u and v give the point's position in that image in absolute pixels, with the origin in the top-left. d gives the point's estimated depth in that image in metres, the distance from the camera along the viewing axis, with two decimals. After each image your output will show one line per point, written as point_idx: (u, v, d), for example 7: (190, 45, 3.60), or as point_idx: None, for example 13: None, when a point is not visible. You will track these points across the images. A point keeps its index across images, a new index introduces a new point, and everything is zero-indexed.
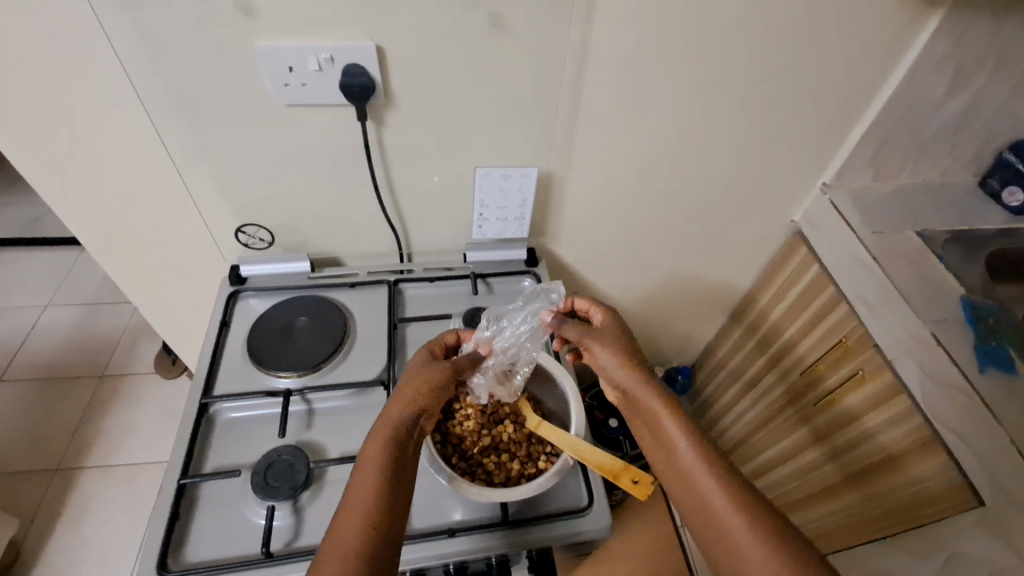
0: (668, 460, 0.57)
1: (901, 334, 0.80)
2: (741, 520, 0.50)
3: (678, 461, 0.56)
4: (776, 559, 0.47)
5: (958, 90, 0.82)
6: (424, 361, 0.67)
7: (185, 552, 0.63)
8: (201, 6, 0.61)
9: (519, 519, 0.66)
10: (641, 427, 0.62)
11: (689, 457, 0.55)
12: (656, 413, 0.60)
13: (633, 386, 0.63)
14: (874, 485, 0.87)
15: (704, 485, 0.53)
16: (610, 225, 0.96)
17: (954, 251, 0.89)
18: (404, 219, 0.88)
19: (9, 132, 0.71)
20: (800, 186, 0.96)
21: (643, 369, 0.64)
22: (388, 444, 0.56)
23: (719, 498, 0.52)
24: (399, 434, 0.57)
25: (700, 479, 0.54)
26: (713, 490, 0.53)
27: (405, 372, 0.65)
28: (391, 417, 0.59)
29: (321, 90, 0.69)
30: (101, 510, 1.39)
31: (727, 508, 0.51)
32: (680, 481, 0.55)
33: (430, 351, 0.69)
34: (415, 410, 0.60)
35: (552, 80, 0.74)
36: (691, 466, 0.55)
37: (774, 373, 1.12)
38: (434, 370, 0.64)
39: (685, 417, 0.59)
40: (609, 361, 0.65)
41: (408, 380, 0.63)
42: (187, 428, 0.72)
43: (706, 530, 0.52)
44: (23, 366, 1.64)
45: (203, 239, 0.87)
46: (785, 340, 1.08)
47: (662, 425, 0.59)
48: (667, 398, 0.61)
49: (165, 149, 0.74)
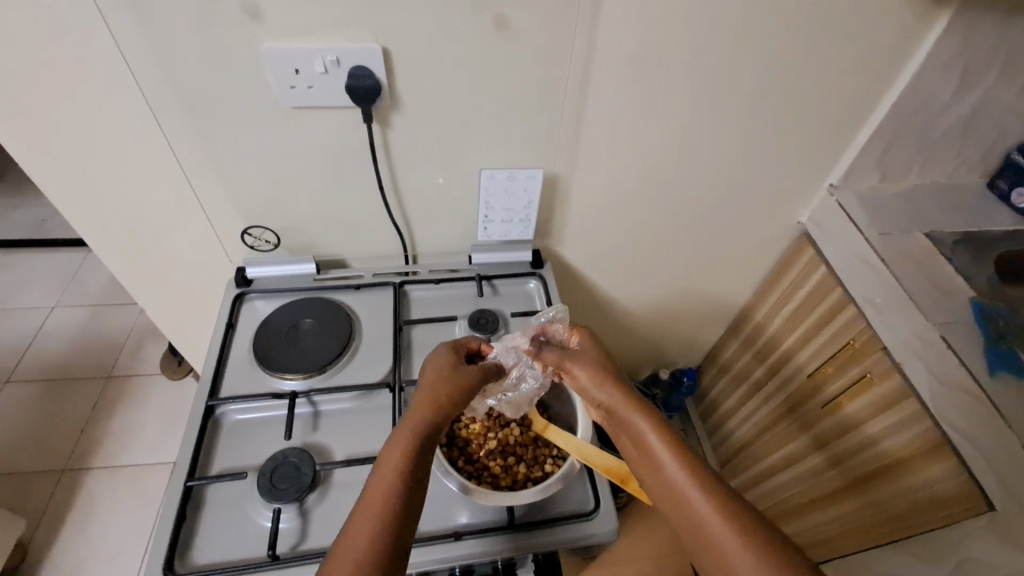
0: (656, 474, 0.56)
1: (910, 336, 0.79)
2: (729, 528, 0.49)
3: (664, 475, 0.55)
4: (768, 565, 0.46)
5: (967, 90, 0.82)
6: (449, 363, 0.67)
7: (191, 555, 0.63)
8: (207, 8, 0.61)
9: (525, 522, 0.66)
10: (628, 447, 0.61)
11: (676, 472, 0.55)
12: (640, 429, 0.59)
13: (616, 405, 0.62)
14: (881, 491, 0.86)
15: (692, 498, 0.52)
16: (615, 227, 0.96)
17: (962, 253, 0.89)
18: (410, 221, 0.88)
19: (17, 132, 0.71)
20: (808, 186, 0.95)
21: (625, 387, 0.64)
22: (406, 447, 0.55)
23: (708, 512, 0.51)
24: (420, 437, 0.57)
25: (689, 494, 0.53)
26: (701, 504, 0.52)
27: (428, 376, 0.65)
28: (412, 420, 0.58)
29: (327, 92, 0.69)
30: (108, 510, 1.39)
31: (717, 521, 0.50)
32: (668, 496, 0.55)
33: (453, 351, 0.69)
34: (438, 414, 0.60)
35: (558, 80, 0.73)
36: (678, 479, 0.54)
37: (776, 380, 1.13)
38: (456, 378, 0.64)
39: (669, 431, 0.58)
40: (591, 382, 0.65)
41: (432, 385, 0.63)
42: (194, 430, 0.72)
43: (696, 542, 0.51)
44: (30, 367, 1.65)
45: (209, 240, 0.87)
46: (788, 346, 1.09)
47: (647, 442, 0.58)
48: (650, 412, 0.60)
49: (171, 149, 0.74)
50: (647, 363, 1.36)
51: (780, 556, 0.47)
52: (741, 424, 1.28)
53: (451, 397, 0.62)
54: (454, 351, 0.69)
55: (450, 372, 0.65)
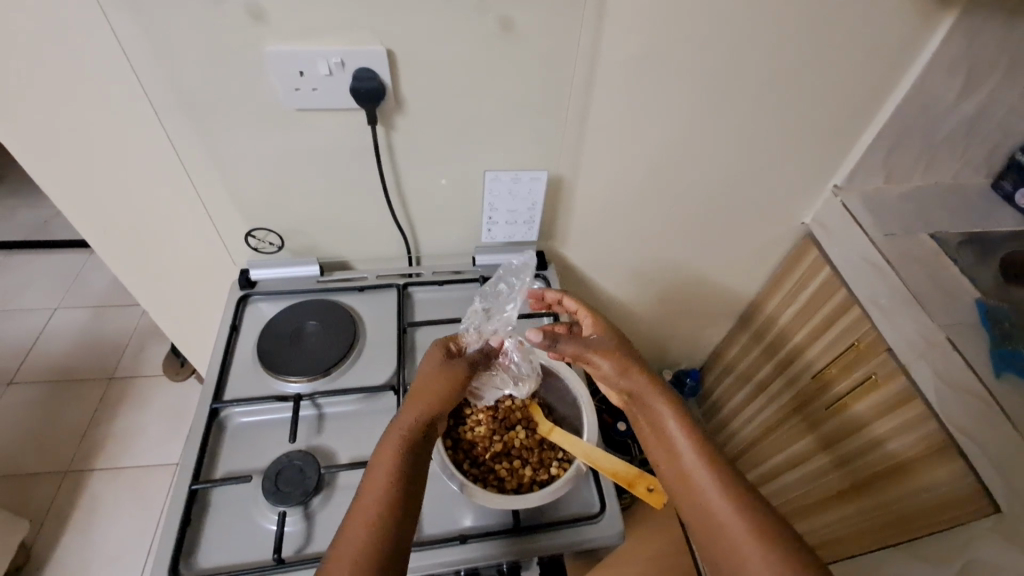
0: (670, 459, 0.57)
1: (915, 337, 0.79)
2: (742, 522, 0.50)
3: (680, 462, 0.55)
4: (776, 560, 0.47)
5: (972, 90, 0.81)
6: (440, 357, 0.67)
7: (197, 558, 0.63)
8: (210, 11, 0.61)
9: (530, 525, 0.65)
10: (641, 430, 0.62)
11: (690, 458, 0.55)
12: (660, 414, 0.60)
13: (635, 387, 0.63)
14: (886, 492, 0.86)
15: (705, 485, 0.53)
16: (618, 229, 0.96)
17: (968, 254, 0.88)
18: (413, 223, 0.88)
19: (22, 134, 0.71)
20: (811, 188, 0.95)
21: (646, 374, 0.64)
22: (404, 440, 0.56)
23: (720, 501, 0.51)
24: (417, 432, 0.58)
25: (701, 482, 0.53)
26: (713, 494, 0.52)
27: (423, 373, 0.65)
28: (405, 417, 0.59)
29: (331, 94, 0.69)
30: (112, 511, 1.39)
31: (729, 511, 0.51)
32: (679, 482, 0.55)
33: (444, 348, 0.69)
34: (432, 414, 0.60)
35: (563, 82, 0.73)
36: (692, 465, 0.55)
37: (781, 380, 1.13)
38: (449, 372, 0.65)
39: (688, 419, 0.59)
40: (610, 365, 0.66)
41: (427, 382, 0.63)
42: (197, 433, 0.72)
43: (705, 530, 0.51)
44: (32, 369, 1.65)
45: (213, 242, 0.87)
46: (792, 347, 1.09)
47: (665, 426, 0.59)
48: (671, 399, 0.61)
49: (175, 150, 0.74)
50: (650, 364, 1.36)
51: (790, 550, 0.47)
52: (744, 425, 1.28)
53: (442, 396, 0.62)
54: (441, 345, 0.69)
55: (442, 369, 0.65)
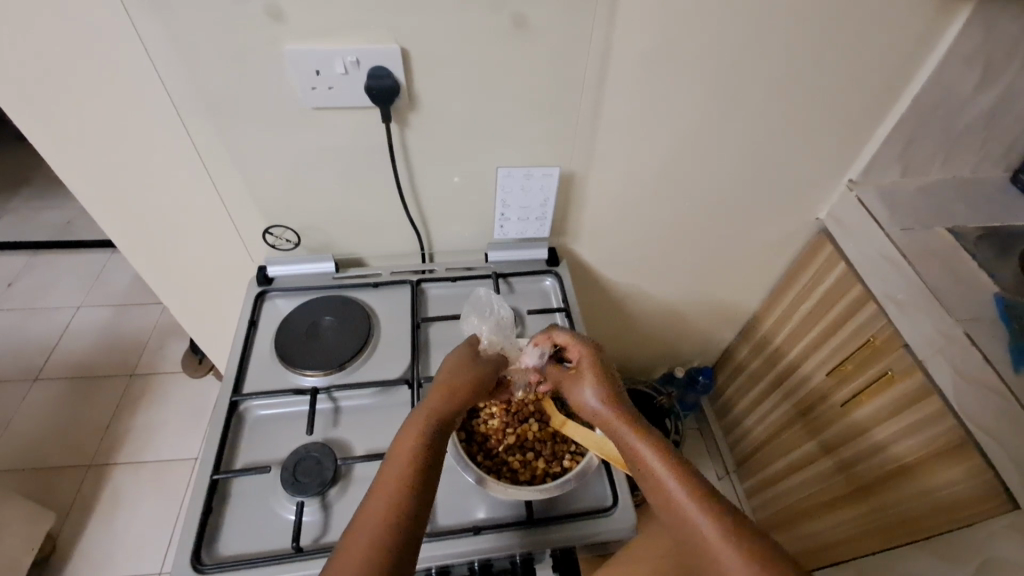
0: (656, 491, 0.55)
1: (933, 333, 0.78)
2: (727, 542, 0.48)
3: (664, 492, 0.54)
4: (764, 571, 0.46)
5: (992, 81, 0.80)
6: (466, 358, 0.69)
7: (218, 546, 0.65)
8: (229, 12, 0.62)
9: (543, 518, 0.66)
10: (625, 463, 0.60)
11: (673, 485, 0.53)
12: (636, 445, 0.58)
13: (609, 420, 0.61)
14: (895, 493, 0.87)
15: (689, 510, 0.51)
16: (630, 226, 0.96)
17: (986, 249, 0.87)
18: (426, 219, 0.89)
19: (50, 133, 0.73)
20: (825, 183, 0.94)
21: (616, 402, 0.62)
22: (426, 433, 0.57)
23: (706, 525, 0.50)
24: (437, 433, 0.58)
25: (687, 510, 0.51)
26: (699, 519, 0.50)
27: (447, 370, 0.67)
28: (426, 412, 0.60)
29: (347, 92, 0.70)
30: (133, 504, 1.42)
31: (717, 535, 0.49)
32: (668, 510, 0.53)
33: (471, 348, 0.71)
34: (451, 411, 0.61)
35: (576, 79, 0.74)
36: (676, 492, 0.53)
37: (785, 387, 1.16)
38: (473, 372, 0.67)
39: (663, 444, 0.57)
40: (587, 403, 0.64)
41: (450, 381, 0.64)
42: (218, 425, 0.73)
43: (695, 554, 0.50)
44: (57, 365, 1.69)
45: (233, 239, 0.89)
46: (797, 355, 1.11)
47: (641, 455, 0.57)
48: (645, 430, 0.59)
49: (195, 148, 0.76)
50: (662, 361, 1.36)
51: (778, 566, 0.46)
52: (755, 424, 1.28)
53: (461, 393, 0.63)
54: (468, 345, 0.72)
55: (465, 367, 0.67)
